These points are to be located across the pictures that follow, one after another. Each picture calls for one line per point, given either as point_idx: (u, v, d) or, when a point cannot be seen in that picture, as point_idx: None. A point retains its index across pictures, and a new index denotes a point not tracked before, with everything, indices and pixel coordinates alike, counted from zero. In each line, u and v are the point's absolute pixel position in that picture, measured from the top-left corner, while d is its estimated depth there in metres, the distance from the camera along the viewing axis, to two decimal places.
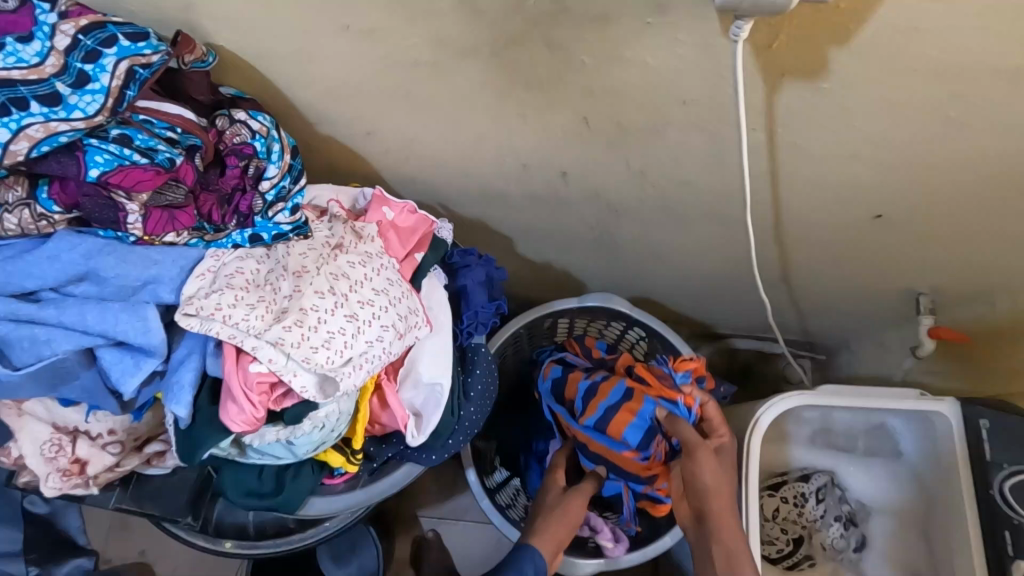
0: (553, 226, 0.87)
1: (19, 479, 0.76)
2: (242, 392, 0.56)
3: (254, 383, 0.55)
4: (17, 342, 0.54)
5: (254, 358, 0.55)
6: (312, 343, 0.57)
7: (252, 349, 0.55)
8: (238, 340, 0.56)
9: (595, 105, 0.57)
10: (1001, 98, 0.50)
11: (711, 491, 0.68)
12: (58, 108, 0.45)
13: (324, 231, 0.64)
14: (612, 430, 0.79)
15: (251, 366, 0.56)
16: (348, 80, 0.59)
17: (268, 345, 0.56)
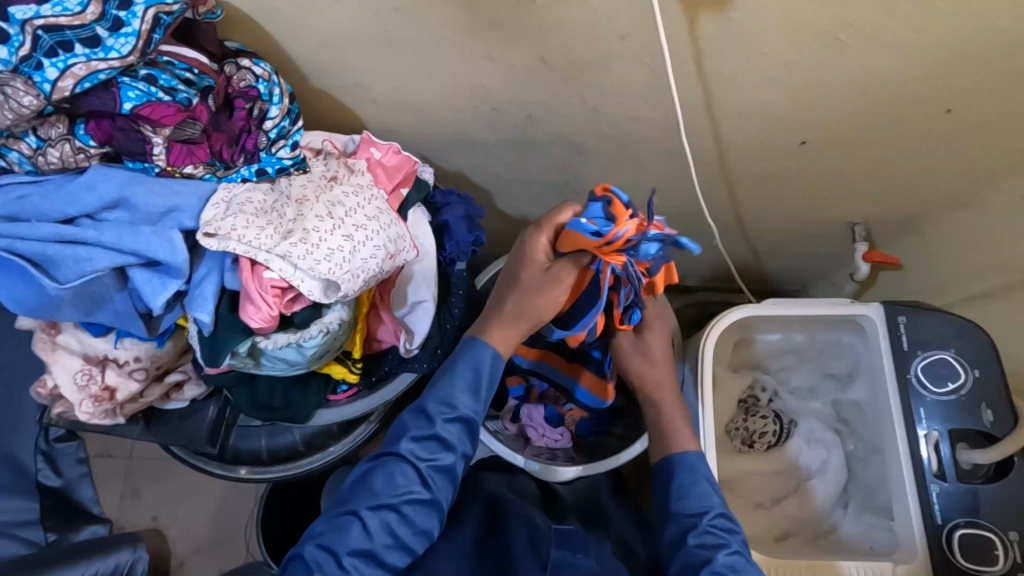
0: (526, 177, 0.97)
1: (54, 410, 0.85)
2: (258, 294, 0.66)
3: (268, 288, 0.66)
4: (63, 261, 0.64)
5: (267, 267, 0.65)
6: (316, 256, 0.66)
7: (265, 261, 0.65)
8: (252, 254, 0.65)
9: (547, 43, 0.68)
10: (876, 20, 0.61)
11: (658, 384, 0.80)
12: (97, 49, 0.55)
13: (321, 166, 0.74)
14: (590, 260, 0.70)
15: (264, 275, 0.65)
16: (335, 31, 0.69)
17: (278, 258, 0.65)
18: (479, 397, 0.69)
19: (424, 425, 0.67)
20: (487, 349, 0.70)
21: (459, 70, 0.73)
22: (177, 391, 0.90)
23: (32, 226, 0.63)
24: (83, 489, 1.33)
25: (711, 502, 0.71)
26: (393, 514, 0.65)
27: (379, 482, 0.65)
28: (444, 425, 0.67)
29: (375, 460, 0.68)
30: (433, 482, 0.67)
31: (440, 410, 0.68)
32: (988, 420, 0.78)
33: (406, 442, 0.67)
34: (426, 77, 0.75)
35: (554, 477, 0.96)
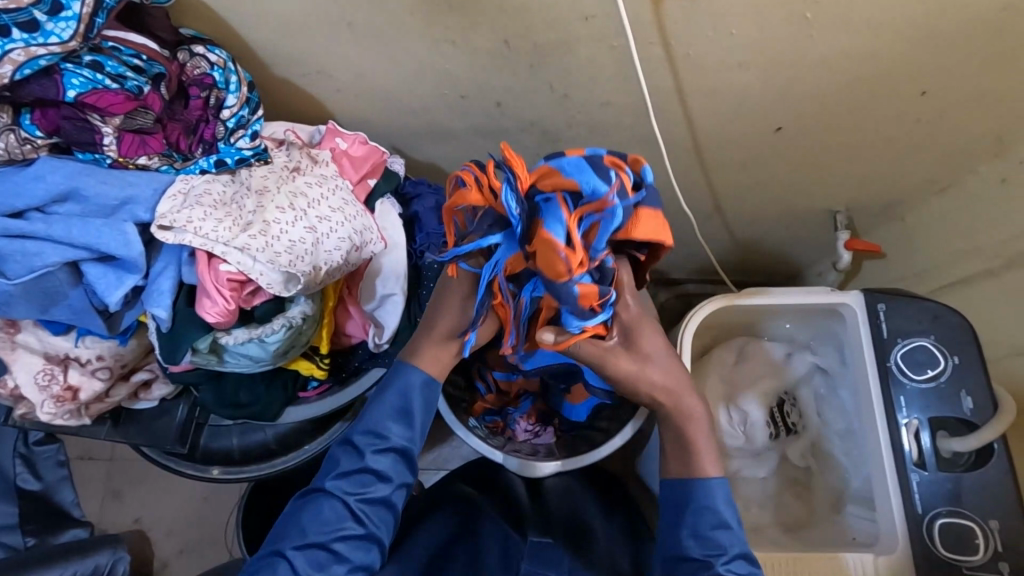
0: None
1: (16, 411, 0.83)
2: (215, 288, 0.64)
3: (225, 281, 0.64)
4: (12, 256, 0.62)
5: (225, 260, 0.63)
6: (275, 248, 0.64)
7: (222, 254, 0.63)
8: (208, 247, 0.63)
9: (510, 26, 0.66)
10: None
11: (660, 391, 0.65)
12: (35, 34, 0.53)
13: (283, 157, 0.72)
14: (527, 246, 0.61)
15: (221, 267, 0.64)
16: (292, 15, 0.67)
17: (236, 250, 0.63)
18: (412, 427, 0.67)
19: (352, 458, 0.66)
20: (417, 374, 0.67)
21: (422, 55, 0.72)
22: (145, 391, 0.88)
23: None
24: (64, 493, 1.30)
25: (722, 536, 0.63)
26: (325, 553, 0.63)
27: (308, 519, 0.64)
28: (375, 457, 0.66)
29: (306, 496, 0.66)
30: (367, 516, 0.65)
31: (364, 441, 0.66)
32: (968, 408, 0.77)
33: (333, 477, 0.65)
34: (389, 64, 0.74)
35: (534, 473, 0.93)
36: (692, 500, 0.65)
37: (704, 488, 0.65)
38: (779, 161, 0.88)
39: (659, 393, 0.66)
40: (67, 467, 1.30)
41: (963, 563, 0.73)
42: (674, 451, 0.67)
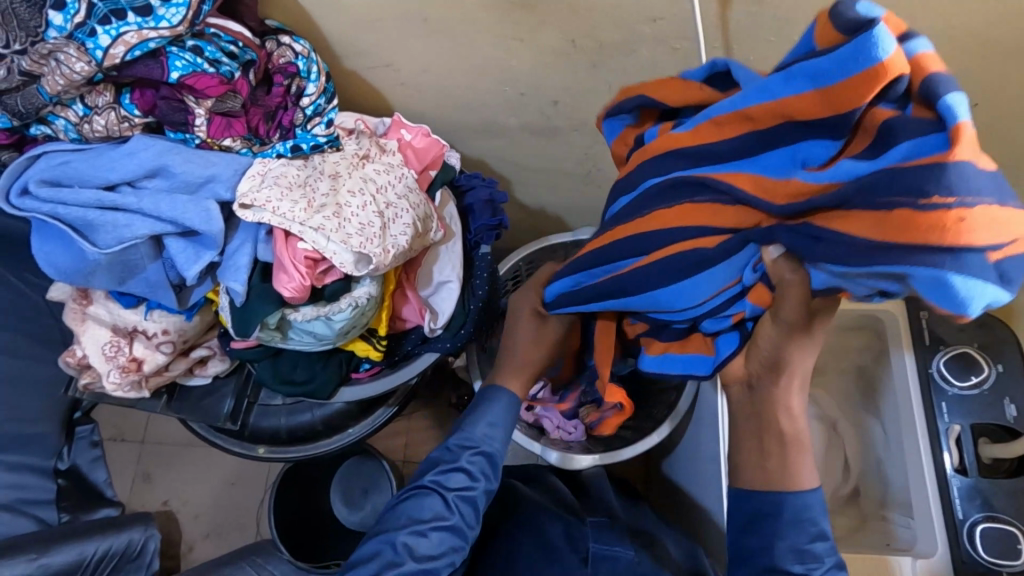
0: (546, 166, 0.97)
1: (80, 381, 0.87)
2: (292, 264, 0.67)
3: (301, 258, 0.67)
4: (103, 226, 0.65)
5: (301, 239, 0.67)
6: (347, 230, 0.68)
7: (299, 233, 0.66)
8: (286, 226, 0.66)
9: (580, 23, 0.68)
10: (910, 8, 0.61)
11: (789, 435, 0.58)
12: (149, 18, 0.57)
13: (353, 145, 0.76)
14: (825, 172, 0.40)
15: (299, 246, 0.67)
16: (373, 8, 0.70)
17: (312, 231, 0.66)
18: (504, 437, 0.70)
19: (446, 457, 0.68)
20: (508, 393, 0.71)
21: (486, 48, 0.74)
22: (201, 367, 0.91)
23: (74, 192, 0.65)
24: (97, 473, 1.36)
25: (819, 547, 0.58)
26: (423, 541, 0.63)
27: (407, 508, 0.65)
28: (471, 457, 0.67)
29: (401, 491, 0.67)
30: (458, 509, 0.65)
31: (460, 438, 0.69)
32: (1011, 415, 0.76)
33: (433, 472, 0.67)
34: (451, 56, 0.76)
35: (570, 465, 0.97)
36: (783, 511, 0.58)
37: (798, 499, 0.58)
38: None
39: (788, 387, 0.56)
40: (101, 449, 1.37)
41: (1004, 567, 0.72)
42: (751, 458, 0.60)
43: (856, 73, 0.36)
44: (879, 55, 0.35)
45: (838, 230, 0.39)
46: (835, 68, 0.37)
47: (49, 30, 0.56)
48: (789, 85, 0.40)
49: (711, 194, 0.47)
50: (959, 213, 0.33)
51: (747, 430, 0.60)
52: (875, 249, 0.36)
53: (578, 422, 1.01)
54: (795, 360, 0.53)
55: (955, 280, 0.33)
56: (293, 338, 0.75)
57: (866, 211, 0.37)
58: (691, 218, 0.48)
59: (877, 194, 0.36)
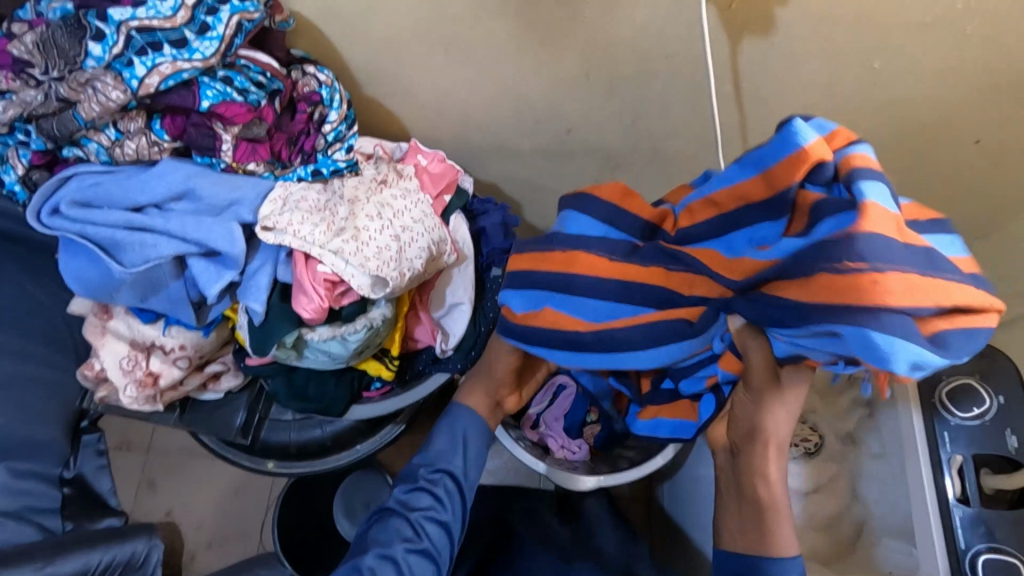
0: (557, 190, 1.00)
1: (96, 394, 0.88)
2: (311, 286, 0.69)
3: (321, 280, 0.69)
4: (129, 246, 0.67)
5: (321, 261, 0.69)
6: (365, 253, 0.69)
7: (318, 256, 0.68)
8: (306, 248, 0.68)
9: (595, 57, 0.71)
10: (914, 50, 0.63)
11: (766, 503, 0.61)
12: (183, 50, 0.59)
13: (372, 170, 0.78)
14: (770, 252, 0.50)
15: (318, 268, 0.69)
16: (397, 37, 0.73)
17: (330, 253, 0.68)
18: (467, 456, 0.72)
19: (410, 478, 0.70)
20: (465, 411, 0.74)
21: (504, 78, 0.77)
22: (214, 382, 0.93)
23: (104, 212, 0.67)
24: (101, 481, 1.36)
25: None
26: (392, 566, 0.64)
27: (376, 534, 0.67)
28: (433, 478, 0.70)
29: (372, 518, 0.70)
30: (426, 531, 0.66)
31: (425, 459, 0.71)
32: (1014, 446, 0.72)
33: (398, 494, 0.69)
34: (467, 82, 0.79)
35: (574, 486, 0.98)
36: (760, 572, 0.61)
37: (778, 564, 0.60)
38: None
39: (771, 449, 0.59)
40: (106, 457, 1.37)
41: None
42: (739, 515, 0.63)
43: (784, 158, 0.48)
44: (800, 142, 0.46)
45: (784, 294, 0.47)
46: (772, 156, 0.49)
47: (87, 59, 0.59)
48: (741, 174, 0.52)
49: (681, 265, 0.57)
50: (873, 277, 0.41)
51: (732, 490, 0.64)
52: (807, 313, 0.45)
53: (583, 440, 1.04)
54: (770, 426, 0.58)
55: (877, 337, 0.41)
56: (309, 358, 0.77)
57: (799, 278, 0.45)
58: (665, 281, 0.57)
59: (808, 263, 0.44)
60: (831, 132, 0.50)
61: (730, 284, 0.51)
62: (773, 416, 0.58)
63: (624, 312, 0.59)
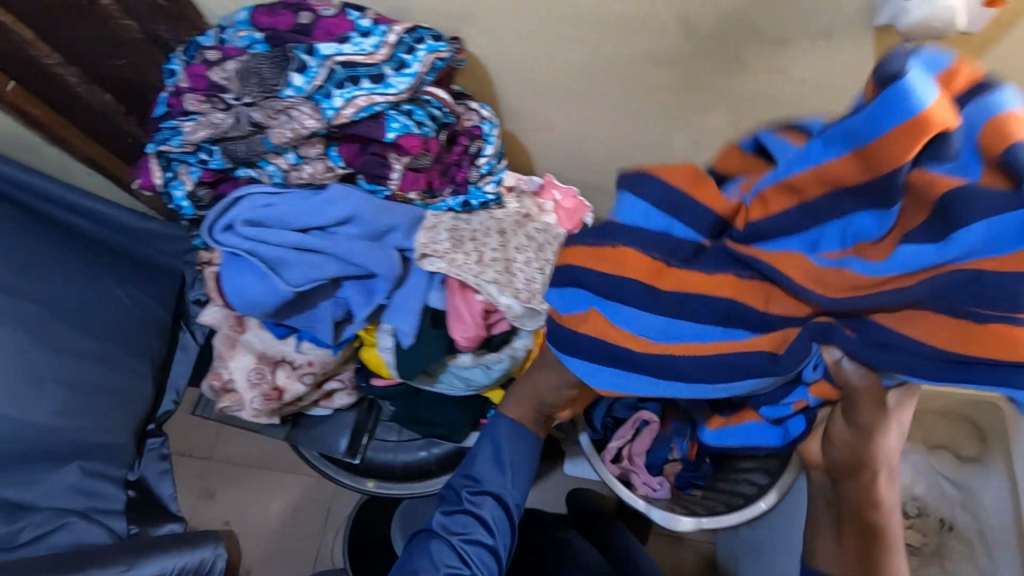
0: None
1: (217, 404, 0.90)
2: (469, 315, 0.72)
3: (479, 310, 0.71)
4: (296, 264, 0.69)
5: (478, 291, 0.71)
6: (519, 283, 0.71)
7: (477, 285, 0.70)
8: (464, 277, 0.70)
9: (750, 109, 0.73)
10: None
11: (876, 526, 0.54)
12: (379, 85, 0.63)
13: (514, 203, 0.81)
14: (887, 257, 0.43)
15: (477, 299, 0.72)
16: (559, 80, 0.75)
17: (488, 283, 0.70)
18: (512, 475, 0.69)
19: (470, 502, 0.68)
20: (503, 423, 0.71)
21: (650, 124, 0.79)
22: (326, 399, 0.94)
23: (276, 232, 0.69)
24: (164, 487, 1.23)
25: None
26: None
27: (419, 560, 0.66)
28: (476, 500, 0.68)
29: (413, 541, 0.69)
30: (470, 556, 0.66)
31: (472, 482, 0.69)
32: None
33: (437, 518, 0.68)
34: (611, 127, 0.81)
35: (673, 526, 0.99)
36: None
37: None
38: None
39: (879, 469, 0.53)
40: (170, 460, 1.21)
41: None
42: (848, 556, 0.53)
43: (901, 124, 0.38)
44: (916, 106, 0.37)
45: (906, 335, 0.42)
46: (869, 129, 0.39)
47: (287, 89, 0.62)
48: (826, 150, 0.42)
49: (746, 270, 0.49)
50: (1003, 314, 0.39)
51: (827, 519, 0.57)
52: (949, 360, 0.41)
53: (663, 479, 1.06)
54: (876, 454, 0.53)
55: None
56: (444, 384, 0.79)
57: (940, 317, 0.41)
58: (736, 292, 0.49)
59: (954, 300, 0.40)
60: (954, 66, 0.41)
61: (821, 299, 0.45)
62: (884, 439, 0.52)
63: (691, 342, 0.51)
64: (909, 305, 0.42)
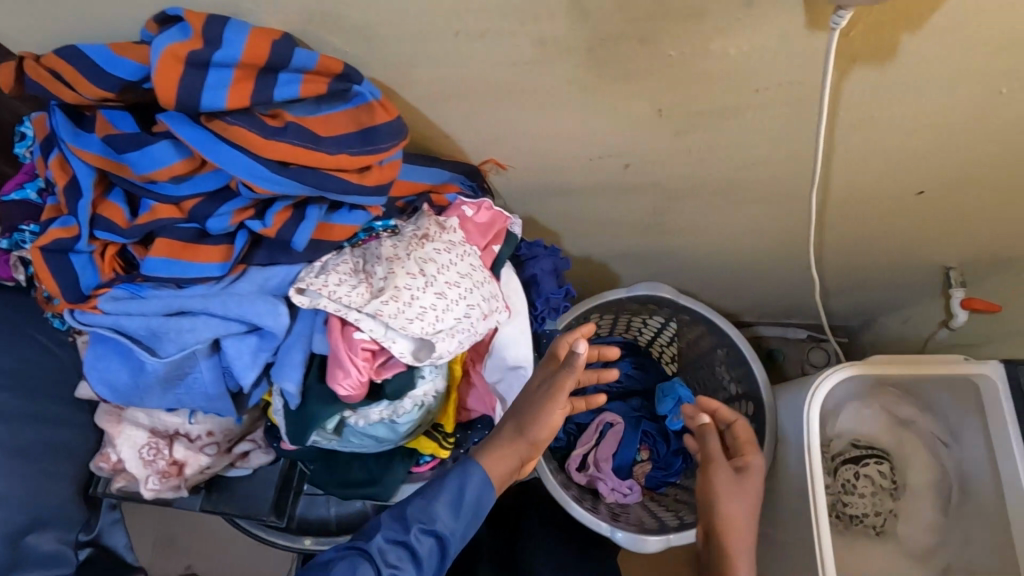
0: (601, 217, 0.93)
1: (113, 485, 0.79)
2: (347, 357, 0.61)
3: (358, 349, 0.61)
4: (165, 333, 0.61)
5: (358, 327, 0.61)
6: (408, 315, 0.62)
7: (356, 321, 0.61)
8: (343, 313, 0.61)
9: (670, 94, 0.62)
10: None
11: None
12: None
13: (411, 226, 0.70)
14: (248, 74, 0.51)
15: (354, 336, 0.61)
16: (451, 83, 0.62)
17: (370, 317, 0.61)
18: (462, 517, 0.66)
19: (424, 500, 0.65)
20: (479, 474, 0.66)
21: (562, 118, 0.67)
22: (241, 460, 0.83)
23: (140, 302, 0.60)
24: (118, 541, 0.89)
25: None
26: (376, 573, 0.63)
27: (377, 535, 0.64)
28: (431, 523, 0.65)
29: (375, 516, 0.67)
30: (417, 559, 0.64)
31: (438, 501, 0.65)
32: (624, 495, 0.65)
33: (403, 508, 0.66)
34: (521, 126, 0.69)
35: (641, 547, 0.95)
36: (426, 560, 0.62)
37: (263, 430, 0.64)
38: (891, 211, 0.85)
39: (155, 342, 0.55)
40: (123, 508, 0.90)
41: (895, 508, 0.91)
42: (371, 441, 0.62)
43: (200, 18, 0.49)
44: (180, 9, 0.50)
45: (244, 45, 0.50)
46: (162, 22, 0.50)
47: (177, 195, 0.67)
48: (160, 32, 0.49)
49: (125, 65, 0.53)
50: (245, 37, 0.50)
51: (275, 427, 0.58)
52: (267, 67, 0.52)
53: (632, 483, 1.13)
54: None
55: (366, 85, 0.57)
56: (351, 445, 0.70)
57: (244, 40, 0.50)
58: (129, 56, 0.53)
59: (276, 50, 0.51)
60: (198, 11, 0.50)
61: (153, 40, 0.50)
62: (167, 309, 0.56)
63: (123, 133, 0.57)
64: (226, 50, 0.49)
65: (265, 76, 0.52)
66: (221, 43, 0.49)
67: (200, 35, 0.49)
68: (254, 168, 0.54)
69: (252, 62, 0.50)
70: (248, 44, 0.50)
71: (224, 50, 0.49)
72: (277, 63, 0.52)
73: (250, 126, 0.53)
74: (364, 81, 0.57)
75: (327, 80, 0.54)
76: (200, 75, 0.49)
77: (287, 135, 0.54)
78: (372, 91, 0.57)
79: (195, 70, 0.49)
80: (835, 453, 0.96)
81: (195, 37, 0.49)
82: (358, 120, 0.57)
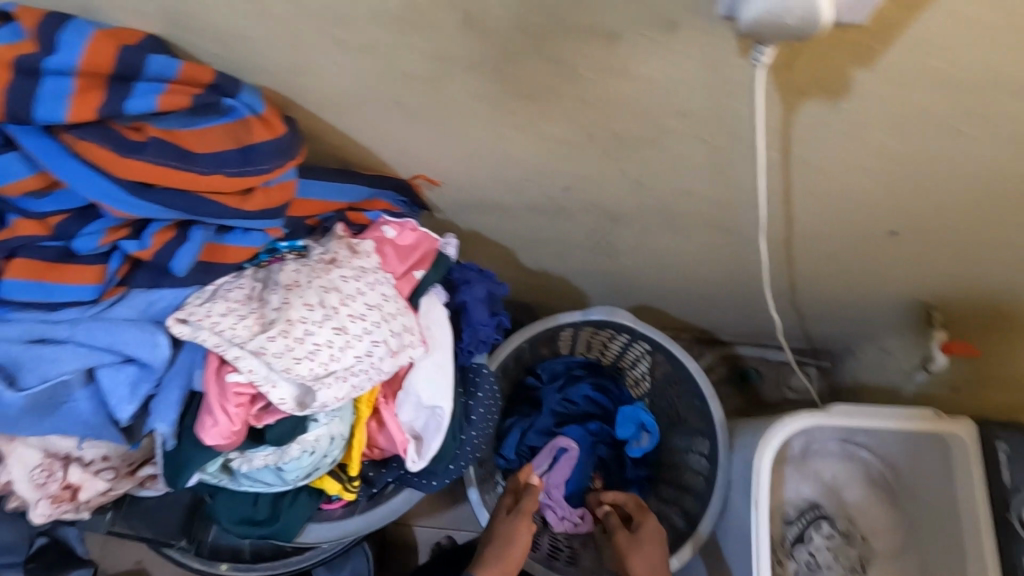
0: (550, 241, 0.86)
1: (6, 504, 0.73)
2: (218, 405, 0.56)
3: (232, 393, 0.56)
4: (28, 363, 0.55)
5: (235, 367, 0.55)
6: (296, 355, 0.55)
7: (235, 358, 0.55)
8: (222, 348, 0.55)
9: (596, 116, 0.54)
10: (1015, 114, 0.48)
11: None
12: None
13: (320, 248, 0.63)
14: (91, 80, 0.45)
15: (232, 376, 0.56)
16: (350, 95, 0.55)
17: (251, 355, 0.55)
18: None
19: None
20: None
21: (483, 137, 0.60)
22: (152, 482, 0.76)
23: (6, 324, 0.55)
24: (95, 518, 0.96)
25: None
26: None
27: None
28: None
29: None
30: None
31: None
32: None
33: None
34: (440, 144, 0.62)
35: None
36: None
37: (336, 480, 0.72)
38: (860, 252, 0.77)
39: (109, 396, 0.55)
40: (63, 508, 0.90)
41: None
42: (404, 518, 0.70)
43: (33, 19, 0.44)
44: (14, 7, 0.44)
45: (82, 47, 0.44)
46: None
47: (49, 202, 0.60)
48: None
49: None
50: (83, 40, 0.44)
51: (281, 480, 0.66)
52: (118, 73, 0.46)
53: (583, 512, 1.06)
54: None
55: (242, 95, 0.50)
56: (244, 481, 0.65)
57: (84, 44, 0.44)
58: None
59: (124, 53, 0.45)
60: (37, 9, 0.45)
61: None
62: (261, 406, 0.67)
63: None
64: (60, 53, 0.44)
65: (114, 83, 0.46)
66: (55, 46, 0.44)
67: (32, 37, 0.43)
68: (109, 188, 0.49)
69: (93, 67, 0.44)
70: (86, 47, 0.44)
71: (57, 54, 0.43)
72: (126, 68, 0.45)
73: (100, 141, 0.47)
74: (241, 94, 0.51)
75: (191, 88, 0.48)
76: (30, 82, 0.43)
77: (144, 153, 0.47)
78: (250, 103, 0.51)
79: (25, 76, 0.43)
80: (781, 538, 0.85)
81: (25, 40, 0.43)
82: (231, 133, 0.49)
